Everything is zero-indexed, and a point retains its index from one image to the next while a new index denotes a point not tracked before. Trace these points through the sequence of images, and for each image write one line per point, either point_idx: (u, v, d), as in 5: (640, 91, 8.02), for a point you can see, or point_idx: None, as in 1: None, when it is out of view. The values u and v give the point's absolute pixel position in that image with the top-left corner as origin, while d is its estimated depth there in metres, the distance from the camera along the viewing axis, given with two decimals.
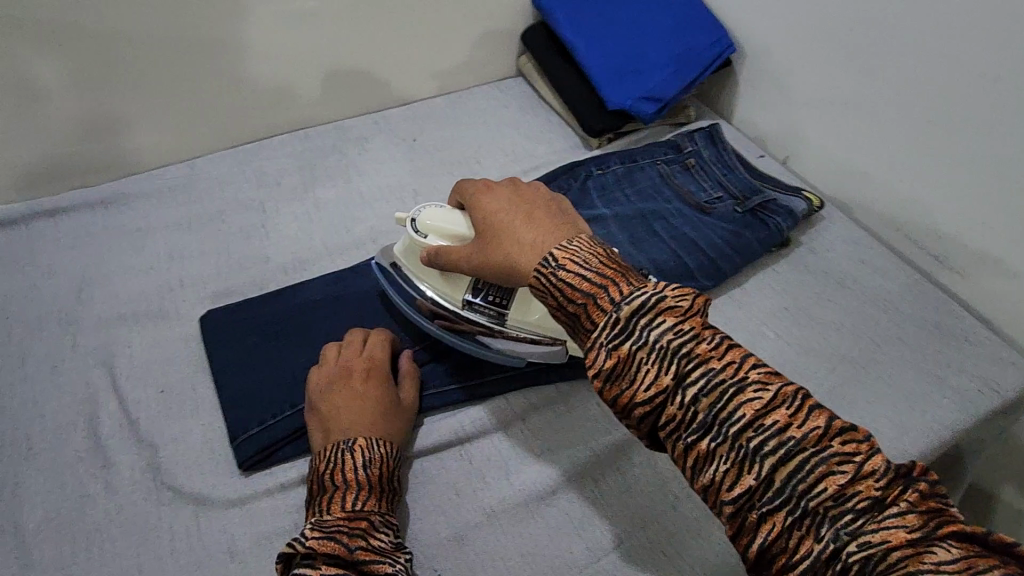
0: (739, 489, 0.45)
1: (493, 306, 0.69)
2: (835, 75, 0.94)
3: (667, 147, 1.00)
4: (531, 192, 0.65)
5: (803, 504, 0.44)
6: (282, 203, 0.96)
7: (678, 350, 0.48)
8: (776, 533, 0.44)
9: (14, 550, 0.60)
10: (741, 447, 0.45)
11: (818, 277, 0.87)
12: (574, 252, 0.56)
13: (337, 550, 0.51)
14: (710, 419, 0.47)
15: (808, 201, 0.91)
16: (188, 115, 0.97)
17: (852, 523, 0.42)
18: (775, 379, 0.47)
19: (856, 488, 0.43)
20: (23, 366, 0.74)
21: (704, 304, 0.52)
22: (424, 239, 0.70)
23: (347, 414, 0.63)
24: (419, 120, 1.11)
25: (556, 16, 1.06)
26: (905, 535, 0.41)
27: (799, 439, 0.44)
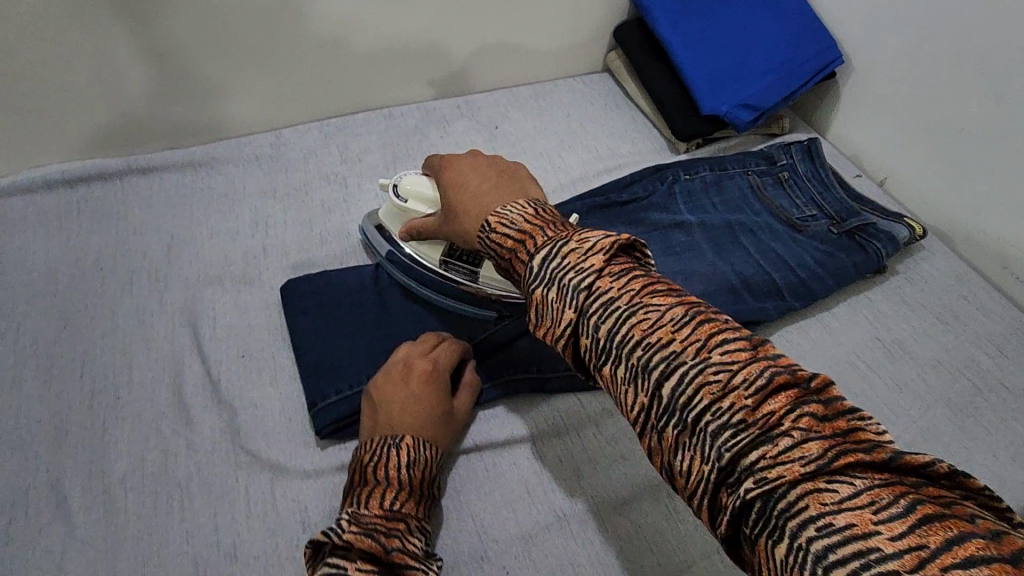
0: (640, 408, 0.44)
1: (466, 264, 0.72)
2: (959, 98, 0.87)
3: (760, 157, 0.96)
4: (484, 164, 0.65)
5: (692, 424, 0.41)
6: (365, 181, 0.96)
7: (577, 283, 0.47)
8: (674, 453, 0.42)
9: (101, 494, 0.62)
10: (633, 365, 0.44)
11: (916, 310, 0.82)
12: (505, 215, 0.55)
13: (374, 548, 0.49)
14: (608, 345, 0.45)
15: (911, 227, 0.86)
16: (282, 86, 0.98)
17: (738, 444, 0.39)
18: (672, 302, 0.45)
19: (737, 402, 0.40)
20: (115, 317, 0.77)
21: (613, 240, 0.49)
22: (404, 203, 0.75)
23: (401, 411, 0.61)
24: (502, 107, 1.09)
25: (655, 14, 1.02)
26: (800, 468, 0.37)
27: (684, 356, 0.42)
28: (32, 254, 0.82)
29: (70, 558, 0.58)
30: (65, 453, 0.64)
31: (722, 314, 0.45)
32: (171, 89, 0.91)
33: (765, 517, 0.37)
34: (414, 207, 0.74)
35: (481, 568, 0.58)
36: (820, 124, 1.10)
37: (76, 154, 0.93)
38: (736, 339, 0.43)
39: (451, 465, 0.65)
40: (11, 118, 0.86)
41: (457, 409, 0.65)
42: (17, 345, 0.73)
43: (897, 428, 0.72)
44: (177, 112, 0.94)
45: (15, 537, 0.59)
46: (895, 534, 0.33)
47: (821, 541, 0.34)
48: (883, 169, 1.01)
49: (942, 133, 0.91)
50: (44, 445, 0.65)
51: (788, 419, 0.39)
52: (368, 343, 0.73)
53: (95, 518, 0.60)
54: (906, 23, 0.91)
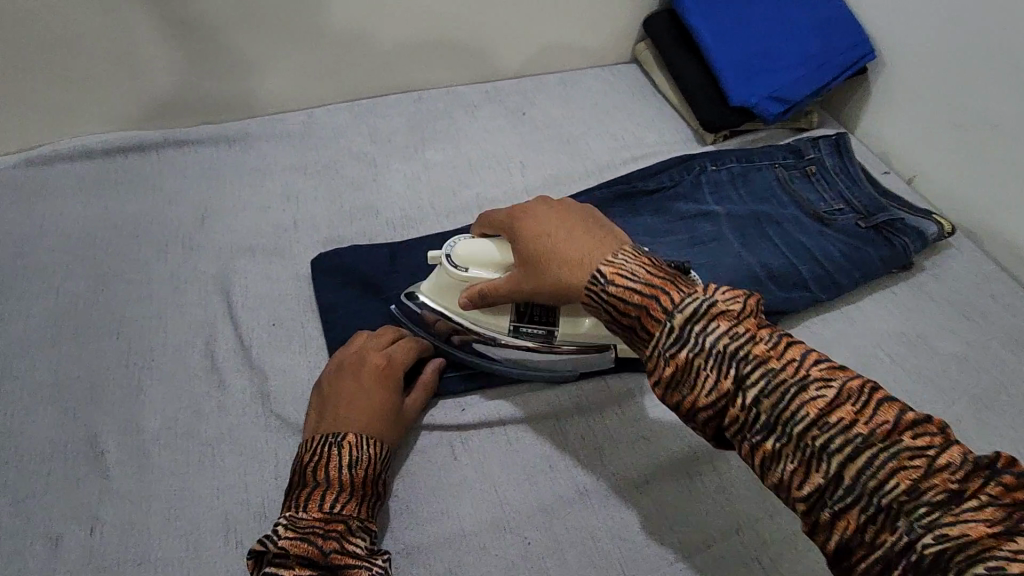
0: (811, 486, 0.42)
1: (540, 325, 0.67)
2: (992, 95, 0.87)
3: (788, 151, 0.96)
4: (565, 207, 0.61)
5: (873, 498, 0.40)
6: (393, 160, 0.98)
7: (736, 352, 0.46)
8: (854, 531, 0.41)
9: (135, 450, 0.64)
10: (805, 442, 0.43)
11: (941, 306, 0.82)
12: (621, 265, 0.53)
13: (310, 553, 0.50)
14: (773, 416, 0.44)
15: (939, 224, 0.85)
16: (315, 65, 0.99)
17: (929, 517, 0.39)
18: (839, 374, 0.45)
19: (928, 481, 0.39)
20: (149, 283, 0.78)
21: (757, 305, 0.49)
22: (465, 273, 0.65)
23: (349, 409, 0.60)
24: (529, 94, 1.10)
25: (686, 4, 1.02)
26: (987, 530, 0.37)
27: (864, 434, 0.42)
28: (70, 220, 0.85)
29: (104, 509, 0.60)
30: (101, 410, 0.66)
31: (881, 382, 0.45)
32: (205, 65, 0.93)
33: None
34: (478, 274, 0.65)
35: (502, 538, 0.59)
36: (848, 121, 1.09)
37: (113, 126, 0.95)
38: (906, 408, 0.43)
39: (469, 438, 0.66)
40: (54, 88, 0.88)
41: (409, 406, 0.64)
42: (55, 306, 0.75)
43: None
44: (211, 88, 0.96)
45: (53, 487, 0.61)
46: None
47: None
48: (911, 167, 1.00)
49: (974, 130, 0.90)
50: (80, 402, 0.67)
51: (974, 487, 0.39)
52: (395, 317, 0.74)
53: (128, 473, 0.62)
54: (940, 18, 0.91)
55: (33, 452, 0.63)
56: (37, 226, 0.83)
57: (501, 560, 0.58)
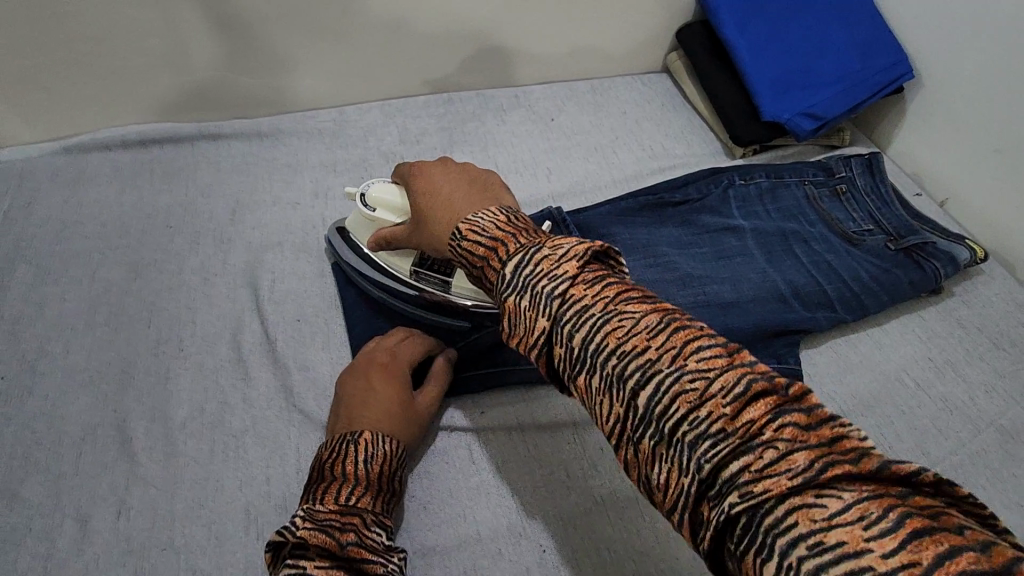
0: (615, 419, 0.42)
1: (438, 275, 0.69)
2: (1018, 103, 0.86)
3: (818, 168, 0.95)
4: (456, 169, 0.63)
5: (667, 433, 0.40)
6: (422, 162, 0.99)
7: (549, 290, 0.46)
8: (652, 465, 0.41)
9: (163, 437, 0.65)
10: (607, 376, 0.43)
11: (971, 333, 0.81)
12: (476, 222, 0.53)
13: (328, 543, 0.49)
14: (582, 353, 0.44)
15: (972, 249, 0.84)
16: (349, 64, 1.00)
17: (716, 454, 0.38)
18: (648, 308, 0.44)
19: (717, 412, 0.38)
20: (180, 273, 0.80)
21: (587, 247, 0.47)
22: (372, 213, 0.71)
23: (360, 407, 0.62)
24: (558, 100, 1.10)
25: (722, 18, 1.01)
26: (787, 481, 0.35)
27: (660, 366, 0.41)
28: (106, 208, 0.87)
29: (132, 494, 0.61)
30: (131, 396, 0.68)
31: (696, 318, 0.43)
32: (242, 60, 0.94)
33: (748, 529, 0.35)
34: (382, 216, 0.71)
35: (518, 544, 0.60)
36: (881, 140, 1.08)
37: (151, 117, 0.97)
38: (713, 345, 0.41)
39: (487, 444, 0.67)
40: (95, 78, 0.90)
41: (422, 401, 0.65)
42: (90, 292, 0.77)
43: (944, 449, 0.71)
44: (246, 83, 0.98)
45: (84, 470, 0.62)
46: (887, 551, 0.31)
47: (809, 560, 0.32)
48: (944, 190, 0.99)
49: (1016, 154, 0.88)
50: (111, 387, 0.69)
51: (770, 428, 0.37)
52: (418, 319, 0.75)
53: (156, 460, 0.64)
54: (985, 40, 0.89)
55: (66, 434, 0.65)
56: (75, 213, 0.86)
57: (517, 565, 0.59)
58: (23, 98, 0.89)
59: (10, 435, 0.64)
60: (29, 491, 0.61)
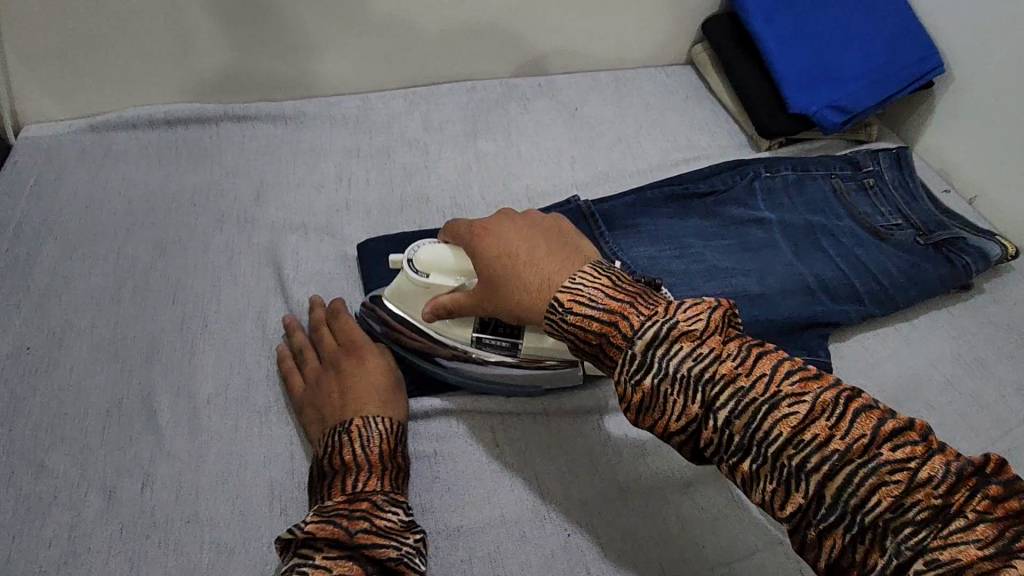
0: (793, 507, 0.43)
1: (504, 337, 0.65)
2: None
3: (846, 162, 0.94)
4: (526, 226, 0.61)
5: (857, 517, 0.41)
6: (445, 149, 0.98)
7: (701, 375, 0.46)
8: (840, 550, 0.42)
9: (188, 411, 0.65)
10: (780, 465, 0.43)
11: (1000, 331, 0.79)
12: (579, 291, 0.53)
13: (337, 534, 0.49)
14: (749, 441, 0.45)
15: (1003, 246, 0.83)
16: (374, 48, 1.00)
17: (915, 537, 0.39)
18: (814, 386, 0.44)
19: (912, 497, 0.40)
20: (206, 251, 0.80)
21: (719, 315, 0.49)
22: (425, 278, 0.64)
23: (336, 392, 0.62)
24: (582, 90, 1.10)
25: (750, 9, 1.00)
26: (977, 551, 0.38)
27: (842, 452, 0.42)
28: (132, 185, 0.87)
29: (157, 465, 0.61)
30: (156, 370, 0.68)
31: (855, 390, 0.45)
32: (269, 42, 0.94)
33: None
34: (440, 282, 0.63)
35: (542, 527, 0.60)
36: (908, 136, 1.06)
37: (177, 97, 0.97)
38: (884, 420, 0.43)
39: (511, 428, 0.66)
40: (124, 56, 0.90)
41: (389, 364, 0.65)
42: (117, 267, 0.77)
43: (973, 446, 0.70)
44: (271, 67, 0.98)
45: (110, 441, 0.63)
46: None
47: None
48: (973, 186, 0.98)
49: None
50: (137, 361, 0.69)
51: (964, 505, 0.39)
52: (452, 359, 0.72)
53: (181, 433, 0.64)
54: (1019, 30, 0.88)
55: (92, 406, 0.65)
56: (101, 190, 0.86)
57: (541, 549, 0.58)
58: (52, 73, 0.89)
59: (38, 404, 0.65)
60: (57, 461, 0.61)
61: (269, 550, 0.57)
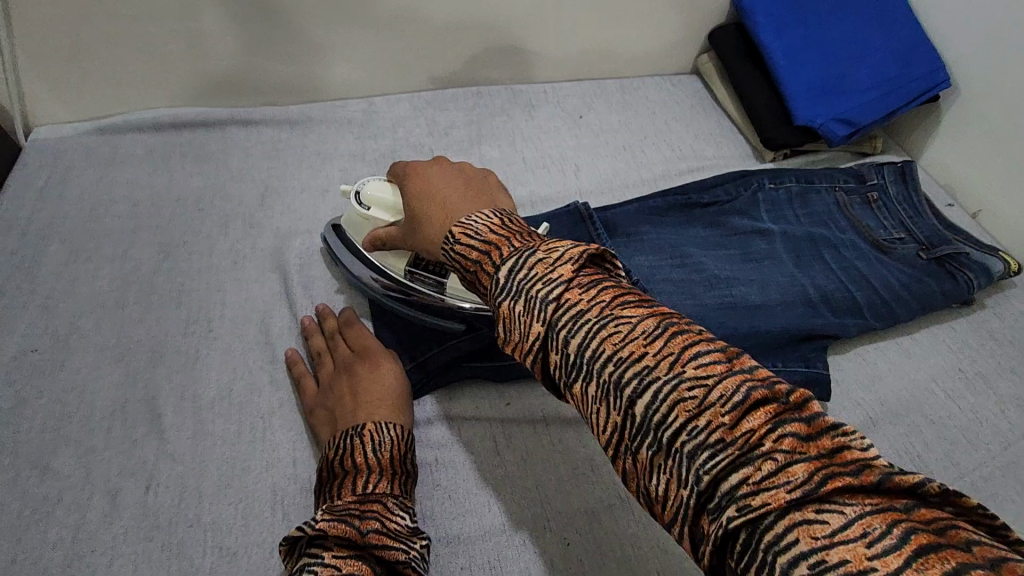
0: (611, 428, 0.41)
1: (433, 275, 0.69)
2: None
3: (850, 174, 0.94)
4: (451, 171, 0.62)
5: (664, 442, 0.38)
6: (450, 154, 0.99)
7: (542, 294, 0.44)
8: (650, 475, 0.39)
9: (192, 415, 0.66)
10: (602, 383, 0.41)
11: (1003, 346, 0.80)
12: (469, 225, 0.52)
13: (349, 533, 0.49)
14: (576, 357, 0.42)
15: (1006, 261, 0.83)
16: (381, 53, 1.00)
17: (717, 466, 0.36)
18: (644, 313, 0.42)
19: (713, 421, 0.37)
20: (211, 254, 0.81)
21: (581, 248, 0.46)
22: (366, 210, 0.71)
23: (347, 396, 0.63)
24: (587, 97, 1.10)
25: (757, 19, 1.01)
26: (785, 495, 0.33)
27: (655, 372, 0.39)
28: (140, 187, 0.88)
29: (160, 470, 0.62)
30: (161, 373, 0.69)
31: (692, 321, 0.42)
32: (278, 46, 0.95)
33: (748, 545, 0.34)
34: (377, 215, 0.70)
35: (543, 537, 0.60)
36: (914, 149, 1.06)
37: (186, 100, 0.98)
38: (709, 350, 0.39)
39: (513, 436, 0.67)
40: (133, 59, 0.91)
41: (400, 372, 0.66)
42: (123, 270, 0.78)
43: (973, 461, 0.70)
44: (279, 70, 0.98)
45: (113, 444, 0.63)
46: (891, 570, 0.29)
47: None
48: (977, 201, 0.98)
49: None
50: (142, 364, 0.69)
51: (770, 439, 0.35)
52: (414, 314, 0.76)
53: (184, 437, 0.64)
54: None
55: (97, 408, 0.66)
56: (109, 192, 0.87)
57: (541, 559, 0.59)
58: (61, 75, 0.90)
59: (43, 406, 0.66)
60: (61, 462, 0.62)
61: (271, 557, 0.58)
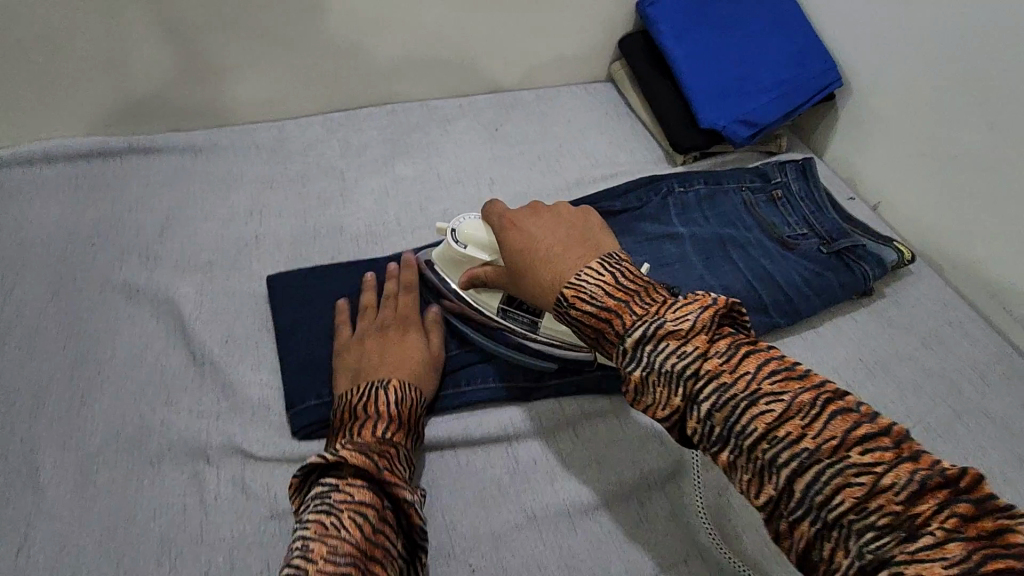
0: (765, 497, 0.45)
1: (526, 314, 0.70)
2: (940, 112, 0.89)
3: (756, 174, 0.97)
4: (553, 220, 0.65)
5: (825, 518, 0.42)
6: (362, 174, 0.97)
7: (683, 370, 0.49)
8: (808, 545, 0.43)
9: (74, 467, 0.62)
10: (755, 457, 0.45)
11: (900, 334, 0.82)
12: (581, 287, 0.56)
13: (367, 467, 0.54)
14: (725, 431, 0.47)
15: (900, 251, 0.86)
16: (290, 72, 0.98)
17: (879, 544, 0.40)
18: (793, 387, 0.46)
19: (874, 502, 0.41)
20: (102, 291, 0.77)
21: (711, 312, 0.51)
22: (463, 249, 0.72)
23: (377, 354, 0.66)
24: (504, 110, 1.10)
25: (660, 26, 1.04)
26: (940, 568, 0.37)
27: (812, 450, 0.43)
28: (24, 225, 0.83)
29: (38, 528, 0.58)
30: (40, 424, 0.64)
31: (847, 394, 0.45)
32: (175, 69, 0.91)
33: None
34: (474, 254, 0.71)
35: (447, 564, 0.59)
36: (819, 146, 1.10)
37: (78, 130, 0.93)
38: (867, 428, 0.43)
39: (418, 460, 0.65)
40: (16, 88, 0.86)
41: (431, 348, 0.69)
42: (1, 316, 0.73)
43: None
44: (180, 96, 0.95)
45: None
46: None
47: None
48: (876, 193, 1.02)
49: (1016, 168, 0.81)
50: (20, 415, 0.65)
51: (936, 520, 0.39)
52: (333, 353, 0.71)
53: (65, 491, 0.60)
54: (1011, 31, 0.79)
55: None
56: None
57: None
58: None
59: None
60: None
61: None
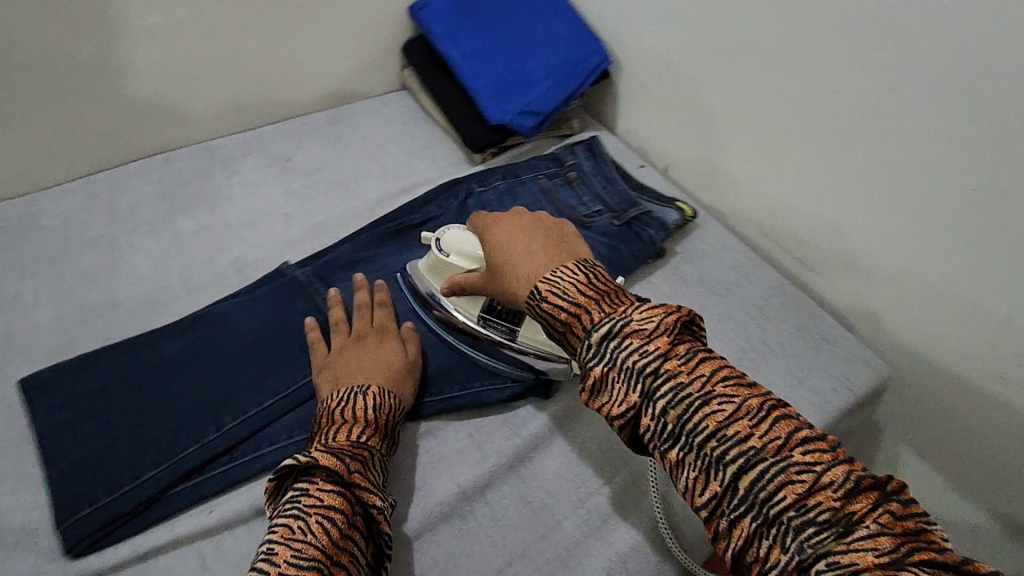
0: (709, 494, 0.45)
1: (505, 322, 0.73)
2: (692, 76, 0.96)
3: (550, 160, 1.00)
4: (530, 222, 0.64)
5: (766, 514, 0.43)
6: (136, 237, 0.88)
7: (643, 368, 0.48)
8: (745, 543, 0.43)
9: None
10: (705, 455, 0.45)
11: (691, 287, 0.89)
12: (555, 282, 0.55)
13: (337, 468, 0.55)
14: (676, 428, 0.47)
15: (681, 210, 0.93)
16: (21, 139, 0.85)
17: (818, 539, 0.41)
18: (743, 391, 0.47)
19: (815, 498, 0.42)
20: None
21: (676, 317, 0.51)
22: (446, 257, 0.74)
23: (355, 363, 0.67)
24: (295, 136, 1.05)
25: (434, 31, 1.04)
26: (873, 558, 0.39)
27: (759, 448, 0.44)
28: None
29: None
30: None
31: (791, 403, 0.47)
32: None
33: None
34: (458, 262, 0.73)
35: None
36: (609, 120, 1.15)
37: None
38: (813, 435, 0.45)
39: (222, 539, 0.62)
40: None
41: (408, 355, 0.71)
42: None
43: None
44: None
45: None
46: None
47: None
48: (663, 157, 1.08)
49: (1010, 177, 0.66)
50: None
51: (870, 516, 0.41)
52: (112, 447, 0.65)
53: None
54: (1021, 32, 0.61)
55: None
56: None
57: None
58: None
59: None
60: None
61: None
